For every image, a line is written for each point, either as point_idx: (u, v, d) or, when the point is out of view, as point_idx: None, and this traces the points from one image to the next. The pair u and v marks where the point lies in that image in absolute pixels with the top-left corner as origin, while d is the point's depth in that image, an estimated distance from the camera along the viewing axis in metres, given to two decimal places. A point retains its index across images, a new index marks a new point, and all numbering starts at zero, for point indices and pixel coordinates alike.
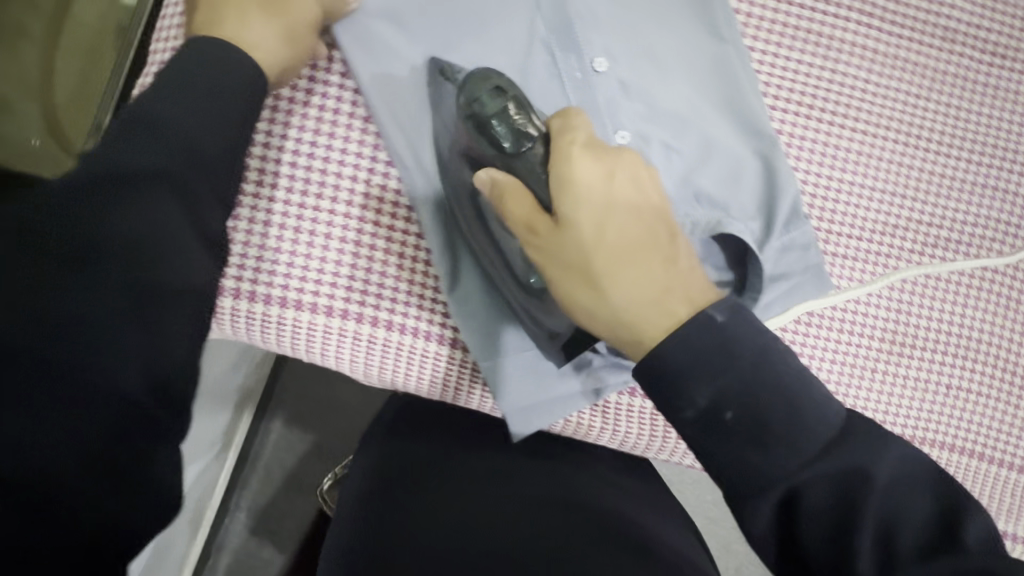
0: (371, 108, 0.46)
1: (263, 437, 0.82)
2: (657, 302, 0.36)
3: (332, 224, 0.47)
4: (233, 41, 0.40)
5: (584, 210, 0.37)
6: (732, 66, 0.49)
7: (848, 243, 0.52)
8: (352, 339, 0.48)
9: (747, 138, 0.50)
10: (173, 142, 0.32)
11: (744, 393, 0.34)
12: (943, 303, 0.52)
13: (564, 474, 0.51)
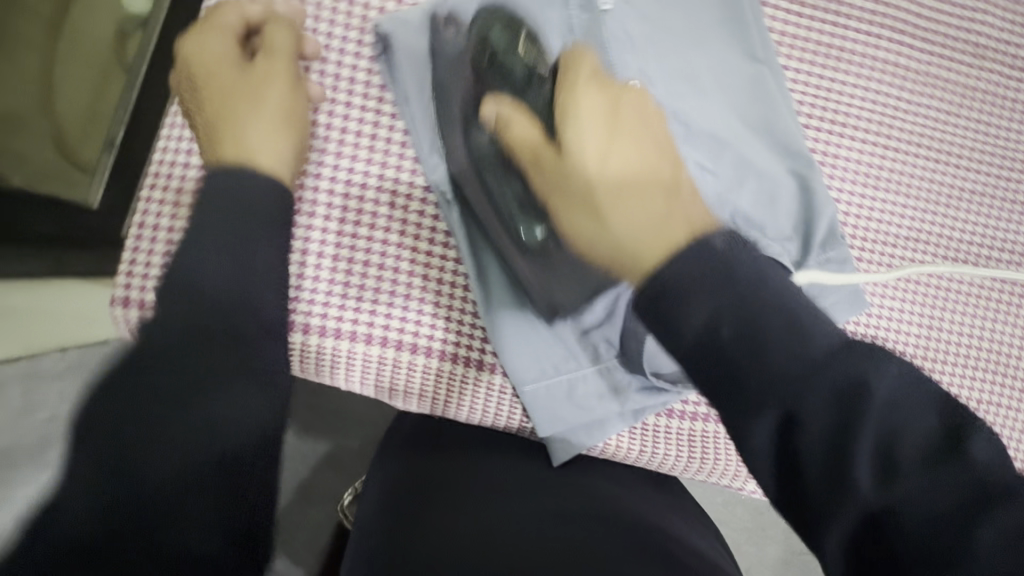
0: (408, 122, 0.46)
1: None
2: (657, 225, 0.34)
3: (370, 251, 0.47)
4: (240, 151, 0.40)
5: (586, 136, 0.38)
6: (767, 86, 0.49)
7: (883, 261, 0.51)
8: (390, 365, 0.48)
9: (781, 159, 0.49)
10: (216, 294, 0.34)
11: (732, 302, 0.30)
12: (976, 319, 0.52)
13: (597, 485, 0.49)
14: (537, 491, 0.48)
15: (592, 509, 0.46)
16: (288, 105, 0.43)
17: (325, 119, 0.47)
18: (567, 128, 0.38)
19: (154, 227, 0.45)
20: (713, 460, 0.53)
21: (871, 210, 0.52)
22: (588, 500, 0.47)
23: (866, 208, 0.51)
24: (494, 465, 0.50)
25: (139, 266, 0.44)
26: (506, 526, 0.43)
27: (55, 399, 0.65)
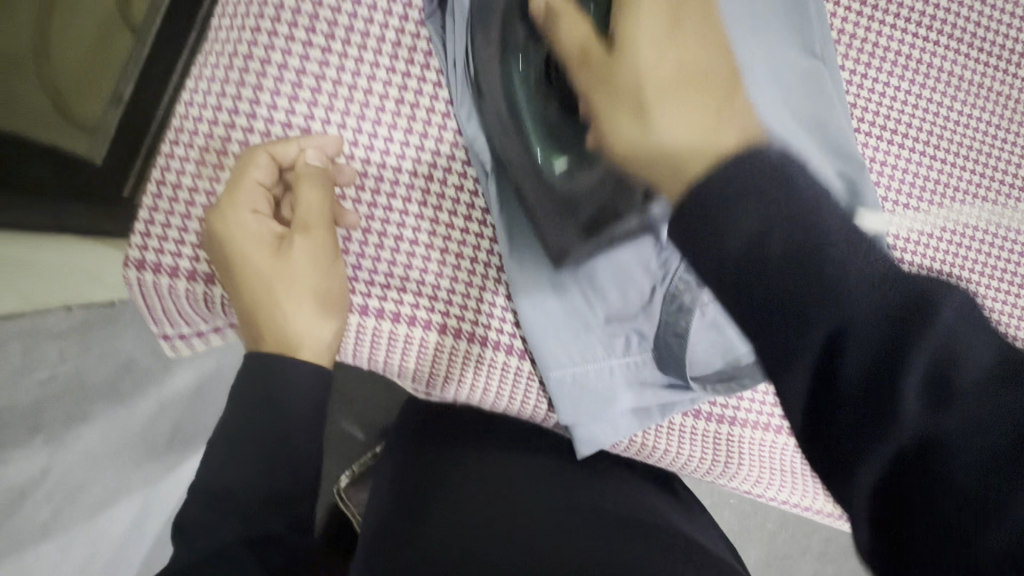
0: (452, 87, 0.44)
1: None
2: (705, 135, 0.28)
3: (403, 225, 0.45)
4: (279, 334, 0.38)
5: (644, 23, 0.31)
6: (824, 83, 0.47)
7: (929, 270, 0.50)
8: (417, 344, 0.46)
9: (833, 158, 0.48)
10: (262, 445, 0.35)
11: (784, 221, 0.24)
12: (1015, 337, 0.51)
13: (625, 490, 0.48)
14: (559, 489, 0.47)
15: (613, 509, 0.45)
16: (325, 278, 0.40)
17: (365, 83, 0.44)
18: (624, 21, 0.31)
19: (173, 186, 0.42)
20: (739, 464, 0.51)
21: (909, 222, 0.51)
22: (615, 501, 0.46)
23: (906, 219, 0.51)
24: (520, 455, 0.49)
25: (157, 227, 0.41)
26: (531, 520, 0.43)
27: (56, 358, 0.53)
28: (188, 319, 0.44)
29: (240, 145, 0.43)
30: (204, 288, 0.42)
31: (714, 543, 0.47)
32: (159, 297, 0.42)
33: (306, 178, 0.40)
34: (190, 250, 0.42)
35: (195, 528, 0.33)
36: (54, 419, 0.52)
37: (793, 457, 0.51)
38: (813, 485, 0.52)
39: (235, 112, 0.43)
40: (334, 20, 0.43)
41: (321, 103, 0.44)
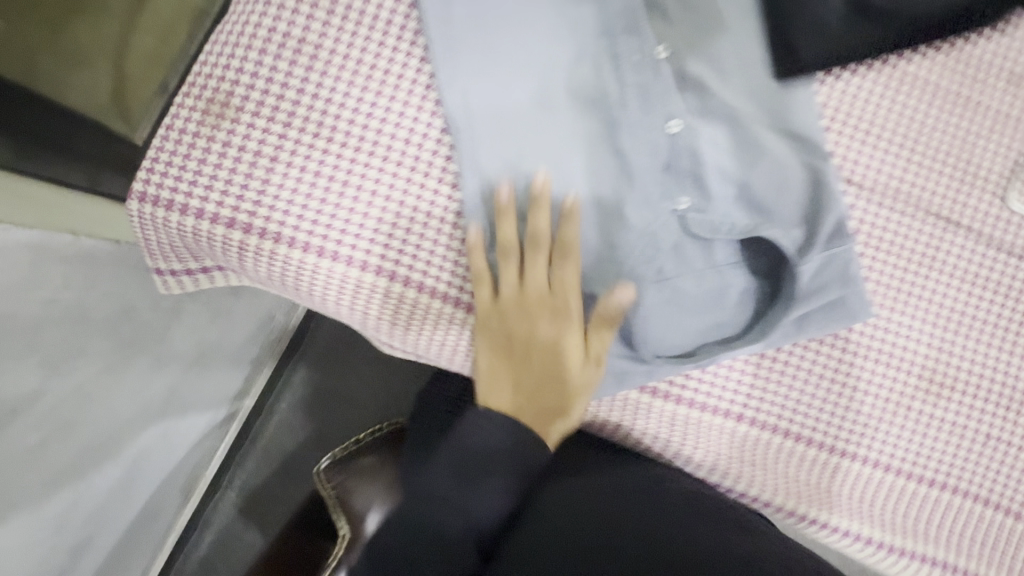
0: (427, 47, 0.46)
1: (270, 418, 1.03)
2: None
3: (379, 180, 0.48)
4: (554, 403, 0.49)
5: None
6: (799, 77, 0.48)
7: (884, 268, 0.52)
8: (382, 294, 0.49)
9: (800, 149, 0.49)
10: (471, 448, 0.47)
11: (879, 25, 0.46)
12: (964, 340, 0.52)
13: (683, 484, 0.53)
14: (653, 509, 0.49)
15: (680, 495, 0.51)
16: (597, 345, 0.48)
17: (354, 50, 0.47)
18: None
19: (178, 131, 0.47)
20: (694, 446, 0.54)
21: (872, 222, 0.52)
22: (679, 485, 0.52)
23: (869, 218, 0.52)
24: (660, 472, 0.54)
25: (160, 164, 0.46)
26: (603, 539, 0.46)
27: (59, 282, 0.58)
28: (180, 254, 0.49)
29: (239, 97, 0.47)
30: (192, 223, 0.46)
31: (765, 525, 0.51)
32: (155, 230, 0.47)
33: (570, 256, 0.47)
34: (186, 187, 0.46)
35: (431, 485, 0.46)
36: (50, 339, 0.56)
37: (745, 445, 0.53)
38: (760, 470, 0.54)
39: (236, 67, 0.47)
40: None
41: (315, 66, 0.47)
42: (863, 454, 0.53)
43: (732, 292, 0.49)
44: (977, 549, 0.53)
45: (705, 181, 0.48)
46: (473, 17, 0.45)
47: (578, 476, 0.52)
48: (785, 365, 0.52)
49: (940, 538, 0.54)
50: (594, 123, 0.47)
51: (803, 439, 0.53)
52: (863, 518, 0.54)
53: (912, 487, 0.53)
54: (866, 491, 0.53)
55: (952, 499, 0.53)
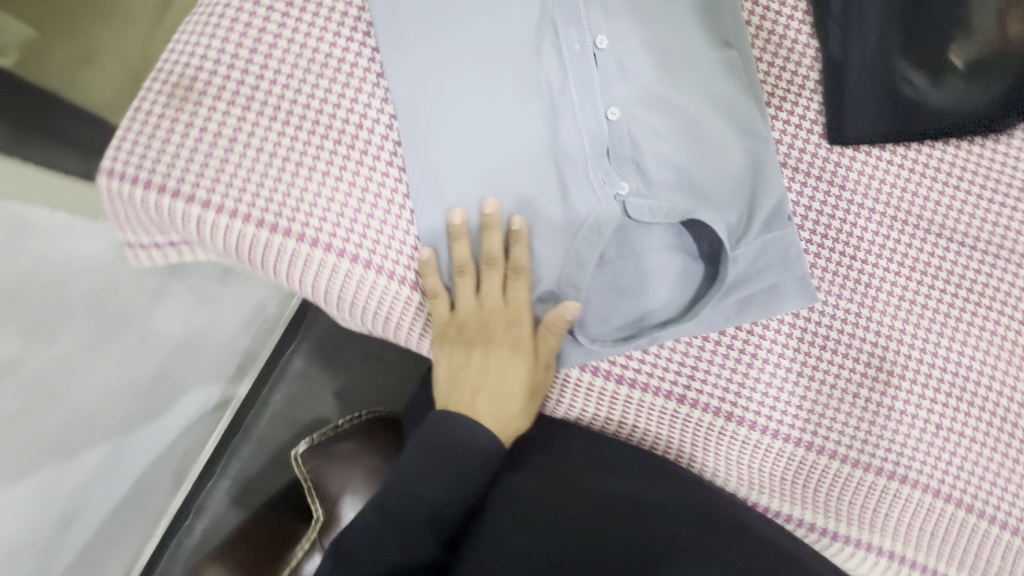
0: (378, 36, 0.49)
1: (262, 407, 1.08)
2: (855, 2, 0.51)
3: (332, 159, 0.50)
4: (508, 414, 0.50)
5: None
6: (736, 69, 0.51)
7: (825, 256, 0.54)
8: (331, 269, 0.50)
9: (739, 136, 0.50)
10: (445, 445, 0.48)
11: (903, 117, 0.52)
12: (907, 327, 0.53)
13: (668, 468, 0.53)
14: (627, 474, 0.52)
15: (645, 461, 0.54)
16: (546, 352, 0.50)
17: (313, 42, 0.50)
18: None
19: (144, 110, 0.49)
20: (633, 426, 0.56)
21: (815, 211, 0.54)
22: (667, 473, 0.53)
23: (811, 206, 0.54)
24: (647, 456, 0.54)
25: (126, 143, 0.49)
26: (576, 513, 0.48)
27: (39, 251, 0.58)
28: (145, 228, 0.53)
29: (203, 82, 0.50)
30: (156, 198, 0.49)
31: (765, 524, 0.52)
32: (121, 203, 0.50)
33: (521, 273, 0.49)
34: (151, 164, 0.49)
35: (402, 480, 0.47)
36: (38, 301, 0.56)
37: (685, 427, 0.54)
38: (700, 452, 0.56)
39: (204, 52, 0.50)
40: None
41: (275, 55, 0.50)
42: (802, 437, 0.54)
43: (672, 274, 0.51)
44: (922, 539, 0.54)
45: (646, 166, 0.50)
46: (420, 11, 0.48)
47: (559, 466, 0.53)
48: (729, 352, 0.53)
49: (883, 527, 0.54)
50: (537, 110, 0.49)
51: (746, 423, 0.54)
52: (800, 502, 0.56)
53: (850, 471, 0.54)
54: (807, 476, 0.54)
55: (897, 488, 0.53)
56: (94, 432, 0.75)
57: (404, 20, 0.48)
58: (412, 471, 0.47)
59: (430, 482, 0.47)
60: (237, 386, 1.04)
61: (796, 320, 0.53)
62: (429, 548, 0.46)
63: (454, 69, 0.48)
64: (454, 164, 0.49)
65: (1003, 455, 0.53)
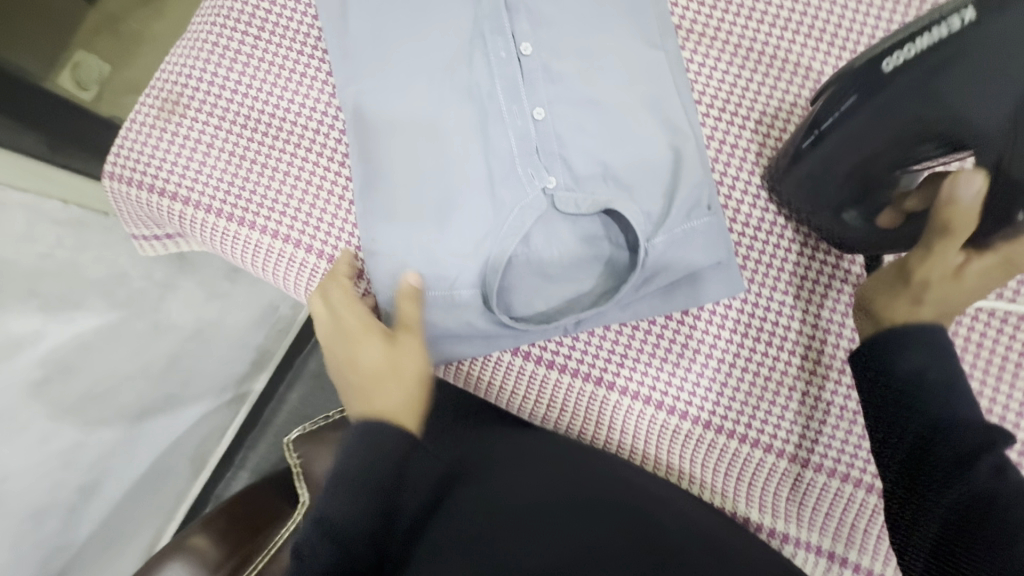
0: (330, 48, 0.55)
1: (279, 404, 1.19)
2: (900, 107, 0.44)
3: (292, 163, 0.56)
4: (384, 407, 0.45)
5: None
6: (662, 69, 0.54)
7: (759, 250, 0.55)
8: (289, 258, 0.55)
9: (663, 131, 0.53)
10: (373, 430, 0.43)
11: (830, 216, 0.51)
12: (843, 319, 0.53)
13: (634, 477, 0.50)
14: (594, 479, 0.48)
15: (619, 472, 0.50)
16: (409, 314, 0.49)
17: (280, 60, 0.57)
18: None
19: (138, 122, 0.56)
20: (560, 410, 0.55)
21: (747, 205, 0.55)
22: (636, 478, 0.50)
23: (746, 201, 0.55)
24: (618, 461, 0.52)
25: (121, 147, 0.56)
26: (538, 526, 0.43)
27: (53, 241, 0.67)
28: (147, 222, 0.59)
29: (189, 96, 0.56)
30: (146, 195, 0.56)
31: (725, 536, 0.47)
32: (123, 201, 0.57)
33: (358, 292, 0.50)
34: (142, 166, 0.56)
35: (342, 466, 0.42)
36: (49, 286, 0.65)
37: (613, 414, 0.54)
38: (640, 443, 0.54)
39: (192, 73, 0.57)
40: (269, 8, 0.57)
41: (247, 71, 0.57)
42: (747, 435, 0.53)
43: (596, 261, 0.54)
44: (865, 540, 0.51)
45: (573, 161, 0.53)
46: (367, 27, 0.55)
47: (530, 465, 0.50)
48: (659, 341, 0.54)
49: (821, 524, 0.52)
50: (470, 113, 0.54)
51: (681, 414, 0.53)
52: (746, 501, 0.52)
53: (796, 471, 0.52)
54: (747, 473, 0.53)
55: (836, 485, 0.52)
56: (112, 409, 0.81)
57: (353, 35, 0.55)
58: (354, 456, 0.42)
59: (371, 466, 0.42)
60: (254, 379, 1.12)
61: (728, 308, 0.54)
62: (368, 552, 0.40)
63: (396, 77, 0.54)
64: (391, 161, 0.53)
65: None
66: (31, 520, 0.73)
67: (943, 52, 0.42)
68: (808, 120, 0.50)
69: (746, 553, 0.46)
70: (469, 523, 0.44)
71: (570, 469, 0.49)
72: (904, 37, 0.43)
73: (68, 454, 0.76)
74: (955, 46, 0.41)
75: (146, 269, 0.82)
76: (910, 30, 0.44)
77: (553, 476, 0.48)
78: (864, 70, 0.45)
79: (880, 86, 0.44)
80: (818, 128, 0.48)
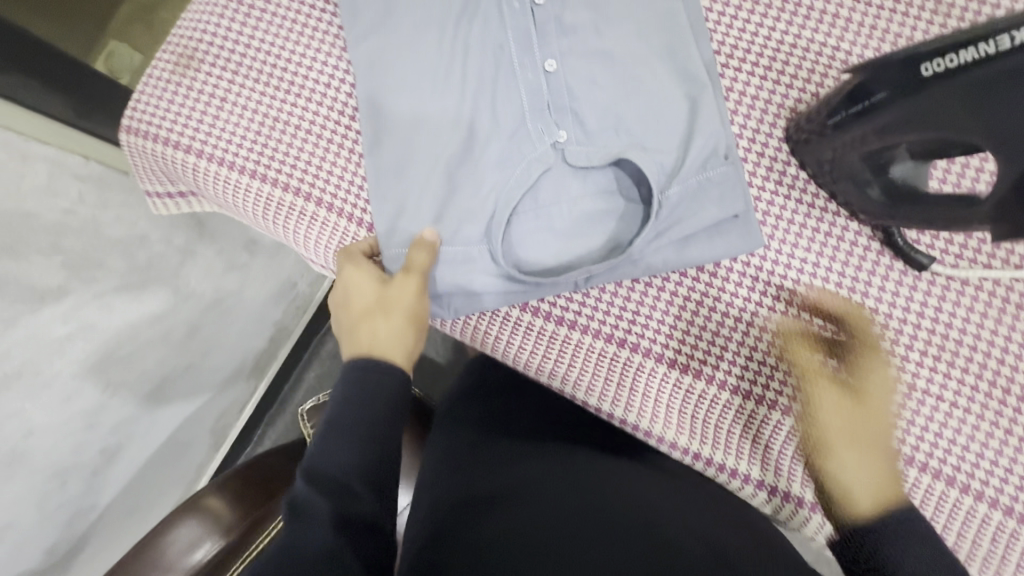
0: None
1: (297, 381, 1.20)
2: (934, 114, 0.40)
3: (303, 117, 0.56)
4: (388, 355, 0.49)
5: None
6: (679, 17, 0.52)
7: (781, 205, 0.52)
8: (299, 211, 0.55)
9: (679, 82, 0.51)
10: (370, 392, 0.47)
11: (861, 200, 0.47)
12: (869, 278, 0.51)
13: (651, 492, 0.48)
14: (622, 491, 0.47)
15: (638, 489, 0.48)
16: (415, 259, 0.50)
17: (293, 15, 0.57)
18: None
19: (156, 77, 0.57)
20: (569, 368, 0.53)
21: (768, 157, 0.53)
22: (657, 495, 0.48)
23: (767, 153, 0.53)
24: (638, 473, 0.51)
25: (138, 102, 0.57)
26: (525, 561, 0.39)
27: (74, 197, 0.69)
28: (163, 178, 0.61)
29: (205, 51, 0.57)
30: (160, 148, 0.57)
31: (738, 539, 0.45)
32: (140, 156, 0.58)
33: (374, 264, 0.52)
34: (158, 119, 0.57)
35: (342, 418, 0.46)
36: (70, 239, 0.68)
37: (624, 371, 0.52)
38: (652, 406, 0.52)
39: (208, 30, 0.57)
40: None
41: (261, 27, 0.57)
42: (764, 396, 0.51)
43: (608, 215, 0.52)
44: None
45: (584, 113, 0.52)
46: None
47: (570, 471, 0.49)
48: (672, 298, 0.52)
49: None
50: (481, 65, 0.53)
51: (695, 372, 0.51)
52: (761, 463, 0.50)
53: None
54: (766, 438, 0.50)
55: None
56: (134, 372, 0.83)
57: None
58: (355, 408, 0.46)
59: (373, 424, 0.46)
60: (273, 355, 1.14)
61: (747, 265, 0.52)
62: (328, 526, 0.39)
63: (407, 28, 0.54)
64: (399, 113, 0.53)
65: (974, 424, 0.48)
66: (55, 478, 0.75)
67: (983, 73, 0.37)
68: (849, 90, 0.44)
69: (753, 550, 0.43)
70: (504, 529, 0.42)
71: (608, 482, 0.48)
72: (957, 40, 0.38)
73: (92, 414, 0.78)
74: (994, 70, 0.36)
75: (166, 234, 0.84)
76: (966, 33, 0.38)
77: (588, 485, 0.47)
78: (907, 64, 0.40)
79: (912, 91, 0.40)
80: (853, 106, 0.44)
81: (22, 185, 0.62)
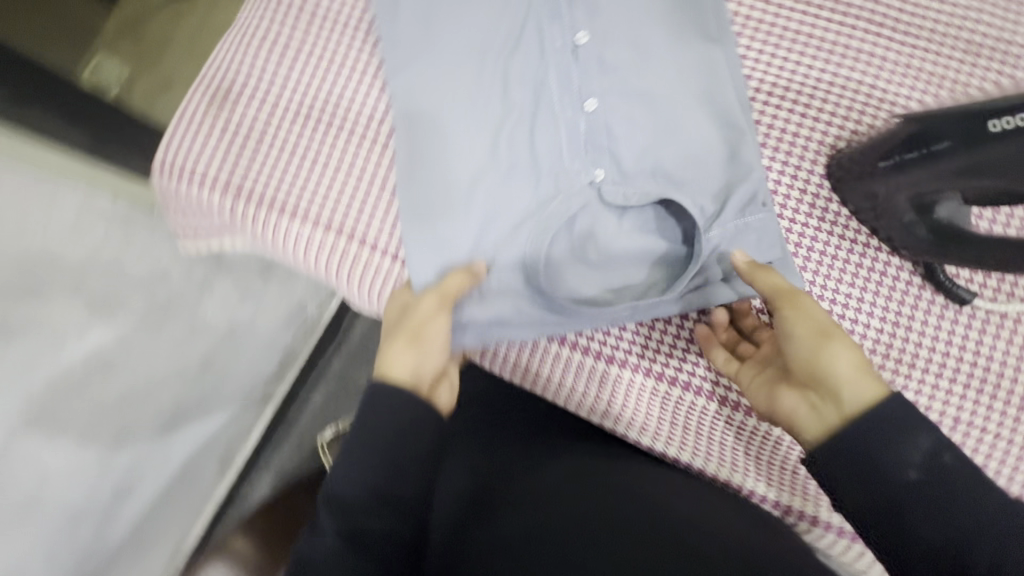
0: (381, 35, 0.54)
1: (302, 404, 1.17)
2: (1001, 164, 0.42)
3: (343, 155, 0.55)
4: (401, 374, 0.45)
5: None
6: (716, 61, 0.53)
7: (826, 241, 0.53)
8: (341, 253, 0.54)
9: (716, 127, 0.52)
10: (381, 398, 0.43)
11: (911, 240, 0.48)
12: (913, 311, 0.51)
13: (735, 520, 0.46)
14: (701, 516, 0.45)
15: (719, 514, 0.47)
16: (451, 284, 0.48)
17: (331, 51, 0.56)
18: None
19: (187, 115, 0.55)
20: (624, 407, 0.53)
21: (811, 194, 0.53)
22: (743, 524, 0.46)
23: (809, 190, 0.54)
24: (712, 498, 0.49)
25: (169, 140, 0.55)
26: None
27: (100, 235, 0.68)
28: (194, 216, 0.59)
29: (240, 88, 0.56)
30: (194, 188, 0.55)
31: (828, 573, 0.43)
32: (172, 195, 0.56)
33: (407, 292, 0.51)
34: (191, 157, 0.55)
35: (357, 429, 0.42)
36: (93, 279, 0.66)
37: (681, 411, 0.53)
38: (703, 442, 0.54)
39: (242, 67, 0.56)
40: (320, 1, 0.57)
41: (297, 63, 0.56)
42: None
43: (649, 253, 0.53)
44: None
45: (622, 158, 0.52)
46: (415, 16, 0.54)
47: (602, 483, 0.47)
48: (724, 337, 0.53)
49: None
50: (522, 106, 0.53)
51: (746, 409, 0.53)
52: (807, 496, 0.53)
53: None
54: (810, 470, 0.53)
55: None
56: (148, 410, 0.80)
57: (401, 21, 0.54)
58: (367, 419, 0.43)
59: (390, 433, 0.42)
60: (280, 379, 1.10)
61: None
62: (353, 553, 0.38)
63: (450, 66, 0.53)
64: (437, 153, 0.52)
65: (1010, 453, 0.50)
66: (70, 526, 0.72)
67: None
68: (902, 136, 0.46)
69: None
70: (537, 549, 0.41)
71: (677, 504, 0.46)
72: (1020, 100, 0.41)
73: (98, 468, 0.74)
74: None
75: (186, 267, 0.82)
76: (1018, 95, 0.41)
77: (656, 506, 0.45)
78: (972, 116, 0.42)
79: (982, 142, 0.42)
80: (909, 151, 0.45)
81: (48, 228, 0.60)
